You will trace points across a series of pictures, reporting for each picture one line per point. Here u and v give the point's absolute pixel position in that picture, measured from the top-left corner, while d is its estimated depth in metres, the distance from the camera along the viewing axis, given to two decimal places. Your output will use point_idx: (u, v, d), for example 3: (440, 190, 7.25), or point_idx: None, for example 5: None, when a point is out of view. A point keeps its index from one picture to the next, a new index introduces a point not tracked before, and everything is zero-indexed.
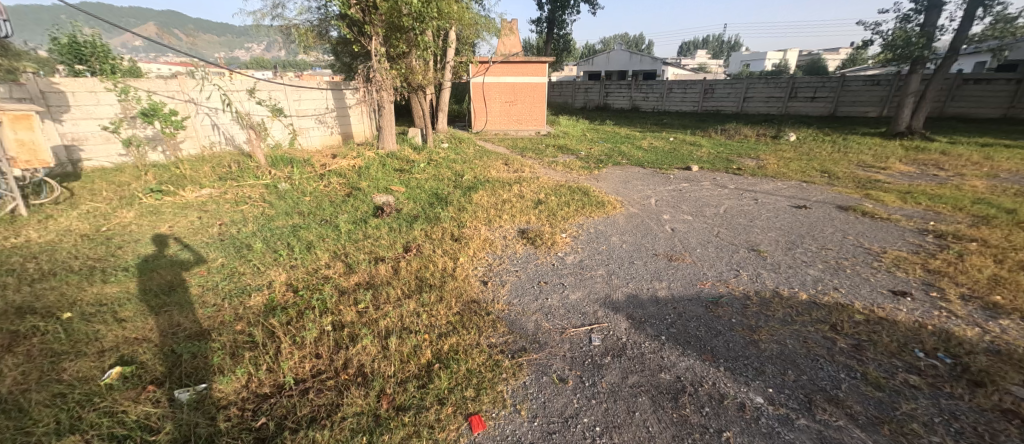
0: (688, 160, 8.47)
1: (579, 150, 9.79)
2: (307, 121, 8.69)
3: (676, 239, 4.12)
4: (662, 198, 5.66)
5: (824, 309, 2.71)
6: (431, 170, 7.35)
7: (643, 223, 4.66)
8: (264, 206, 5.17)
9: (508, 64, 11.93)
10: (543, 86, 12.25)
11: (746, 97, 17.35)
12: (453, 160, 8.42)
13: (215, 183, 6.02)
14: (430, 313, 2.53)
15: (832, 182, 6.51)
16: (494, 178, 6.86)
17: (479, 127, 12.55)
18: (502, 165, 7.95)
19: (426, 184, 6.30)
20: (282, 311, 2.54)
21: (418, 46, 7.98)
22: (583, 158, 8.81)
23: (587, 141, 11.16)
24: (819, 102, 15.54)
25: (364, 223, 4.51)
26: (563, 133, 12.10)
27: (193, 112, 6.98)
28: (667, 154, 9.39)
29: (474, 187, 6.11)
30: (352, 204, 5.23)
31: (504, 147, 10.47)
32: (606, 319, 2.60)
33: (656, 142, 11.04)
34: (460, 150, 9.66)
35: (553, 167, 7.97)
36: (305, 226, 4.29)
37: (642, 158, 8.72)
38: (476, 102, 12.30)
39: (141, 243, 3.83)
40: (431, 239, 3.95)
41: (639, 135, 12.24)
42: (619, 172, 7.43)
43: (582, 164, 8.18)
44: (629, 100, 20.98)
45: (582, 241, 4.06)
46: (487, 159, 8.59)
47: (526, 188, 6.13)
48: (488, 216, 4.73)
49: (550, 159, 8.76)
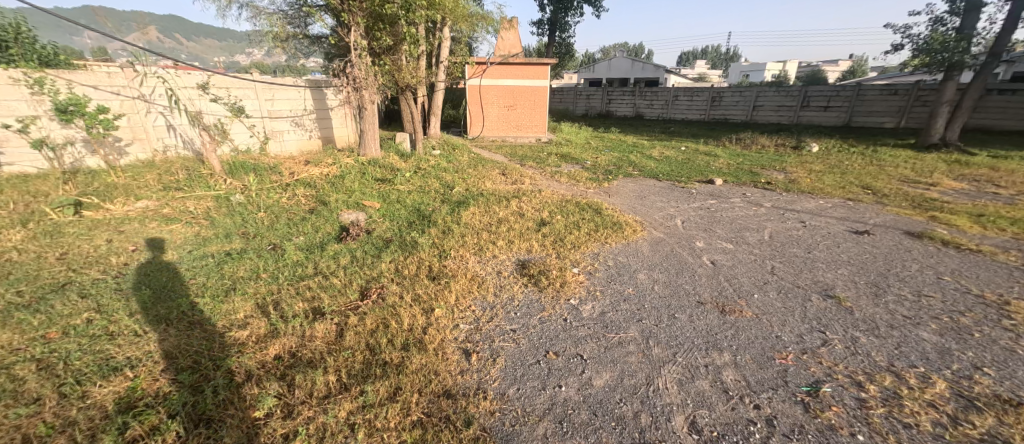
0: (708, 172, 7.57)
1: (584, 159, 8.90)
2: (281, 123, 7.87)
3: (722, 278, 3.17)
4: (687, 218, 4.73)
5: (988, 415, 1.77)
6: (417, 180, 6.41)
7: (673, 252, 3.72)
8: (205, 224, 4.22)
9: (508, 66, 11.05)
10: (545, 89, 11.37)
11: (755, 105, 16.57)
12: (444, 169, 7.49)
13: (155, 193, 5.07)
14: (374, 429, 1.56)
15: (882, 200, 5.60)
16: (489, 190, 5.92)
17: (475, 133, 11.65)
18: (500, 175, 7.02)
19: (408, 197, 5.35)
20: (132, 423, 1.57)
21: (405, 39, 7.06)
22: (589, 168, 7.91)
23: (592, 149, 10.29)
24: (832, 112, 14.74)
25: (321, 249, 3.56)
26: (566, 140, 11.20)
27: (142, 110, 6.18)
28: (681, 164, 8.50)
29: (464, 202, 5.17)
30: (313, 222, 4.28)
31: (502, 155, 9.57)
32: (656, 433, 1.64)
33: (667, 151, 10.15)
34: (453, 157, 8.74)
35: (555, 178, 7.05)
36: (241, 255, 3.35)
37: (655, 169, 7.83)
38: (473, 106, 11.41)
39: (6, 279, 2.84)
40: (400, 276, 2.98)
41: (647, 144, 11.35)
42: (630, 185, 6.52)
43: (588, 175, 7.26)
44: (633, 107, 20.20)
45: (599, 279, 3.11)
46: (482, 168, 7.69)
47: (526, 204, 5.19)
48: (478, 241, 3.77)
49: (553, 168, 7.85)
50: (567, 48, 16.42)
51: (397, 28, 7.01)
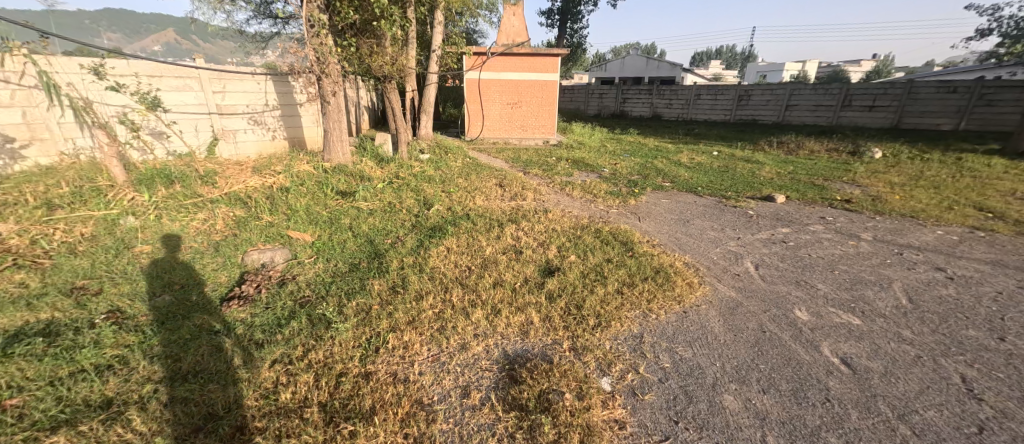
0: (757, 184, 6.03)
1: (600, 165, 7.42)
2: (235, 121, 6.57)
3: (886, 412, 1.67)
4: (761, 261, 3.21)
5: None
6: (389, 194, 5.00)
7: (767, 334, 2.21)
8: (43, 268, 2.83)
9: (513, 56, 9.60)
10: (555, 84, 9.92)
11: (788, 104, 14.84)
12: (429, 178, 6.07)
13: (20, 212, 3.72)
14: None
15: (1022, 230, 4.03)
16: (478, 209, 4.47)
17: (474, 134, 10.24)
18: (495, 187, 5.57)
19: (365, 222, 3.93)
20: None
21: (379, 16, 5.66)
22: (608, 178, 6.40)
23: (608, 153, 8.78)
24: (878, 112, 12.99)
25: (179, 325, 2.14)
26: (577, 143, 9.72)
27: (42, 103, 4.93)
28: (720, 173, 6.96)
29: (439, 230, 3.71)
30: (202, 268, 2.85)
31: (504, 160, 8.13)
32: None
33: (698, 156, 8.61)
34: (444, 163, 7.33)
35: (565, 191, 5.57)
36: (27, 338, 1.95)
37: (690, 180, 6.32)
38: (471, 103, 9.98)
39: None
40: (269, 415, 1.55)
41: (672, 148, 9.81)
42: (664, 203, 5.01)
43: (608, 187, 5.76)
44: (649, 107, 18.63)
45: (652, 415, 1.63)
46: (475, 177, 6.27)
47: (526, 232, 3.75)
48: (438, 310, 2.31)
49: (563, 178, 6.39)
50: (580, 40, 14.94)
51: (369, 2, 5.62)
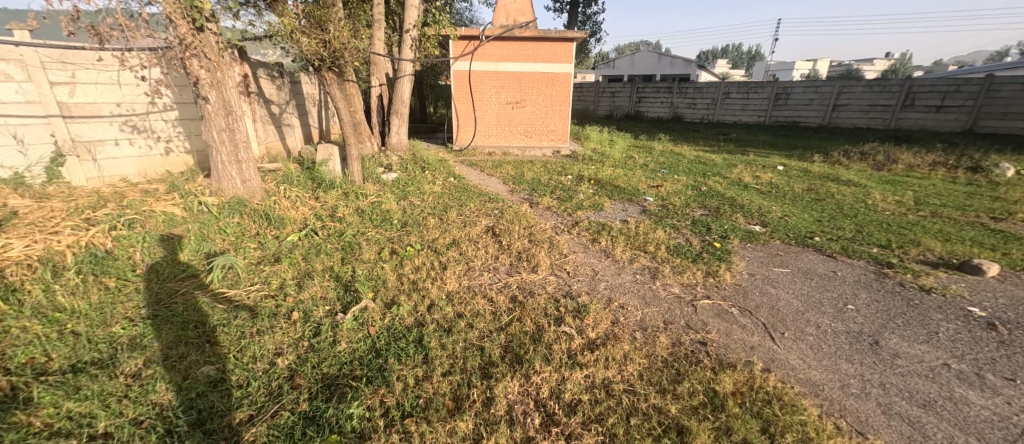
0: (899, 229, 3.84)
1: (639, 190, 5.22)
2: (97, 127, 4.36)
3: None
4: None
5: None
6: (292, 261, 2.80)
7: None
8: None
9: (514, 41, 7.39)
10: (568, 79, 7.73)
11: (836, 104, 12.59)
12: (383, 219, 3.89)
13: None
14: None
15: None
16: (445, 308, 2.26)
17: (464, 142, 8.07)
18: (484, 240, 3.38)
19: (179, 368, 1.72)
20: None
21: None
22: (662, 215, 4.20)
23: (641, 169, 6.60)
24: (950, 114, 10.73)
25: None
26: (597, 154, 7.56)
27: None
28: (817, 204, 4.76)
29: (333, 414, 1.51)
30: None
31: (501, 180, 5.95)
32: None
33: (762, 174, 6.41)
34: (416, 187, 5.17)
35: (601, 246, 3.36)
36: None
37: (788, 217, 4.12)
38: (461, 102, 7.78)
39: None
40: None
41: (718, 160, 7.61)
42: (785, 279, 2.80)
43: (669, 237, 3.57)
44: (668, 107, 16.43)
45: None
46: (454, 214, 4.08)
47: (547, 414, 1.56)
48: None
49: (591, 216, 4.20)
50: (594, 28, 12.72)
51: None
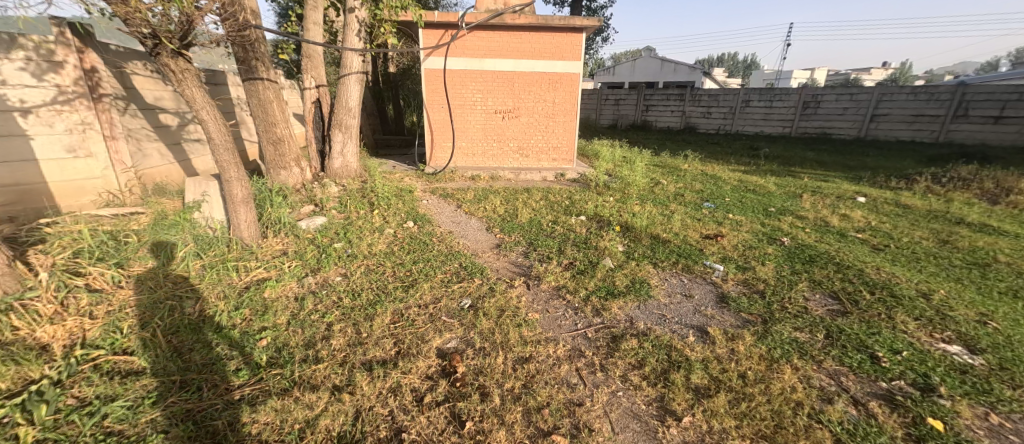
0: None
1: (694, 247, 3.40)
2: None
3: None
4: None
5: None
6: None
7: None
8: None
9: (504, 31, 5.59)
10: (575, 81, 5.94)
11: (875, 114, 10.83)
12: (243, 336, 2.01)
13: None
14: None
15: None
16: None
17: (440, 163, 6.24)
18: (420, 426, 1.50)
19: None
20: None
21: None
22: (759, 312, 2.36)
23: (678, 204, 4.80)
24: (1011, 126, 9.04)
25: None
26: (613, 179, 5.77)
27: None
28: (988, 277, 2.95)
29: None
30: None
31: (483, 223, 4.10)
32: None
33: (847, 212, 4.63)
34: (349, 243, 3.31)
35: (684, 435, 1.51)
36: None
37: (988, 321, 2.27)
38: (435, 110, 5.95)
39: None
40: None
41: (771, 188, 5.83)
42: None
43: (813, 390, 1.72)
44: (679, 116, 14.71)
45: None
46: (384, 319, 2.19)
47: None
48: None
49: (636, 314, 2.35)
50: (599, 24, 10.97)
51: None
